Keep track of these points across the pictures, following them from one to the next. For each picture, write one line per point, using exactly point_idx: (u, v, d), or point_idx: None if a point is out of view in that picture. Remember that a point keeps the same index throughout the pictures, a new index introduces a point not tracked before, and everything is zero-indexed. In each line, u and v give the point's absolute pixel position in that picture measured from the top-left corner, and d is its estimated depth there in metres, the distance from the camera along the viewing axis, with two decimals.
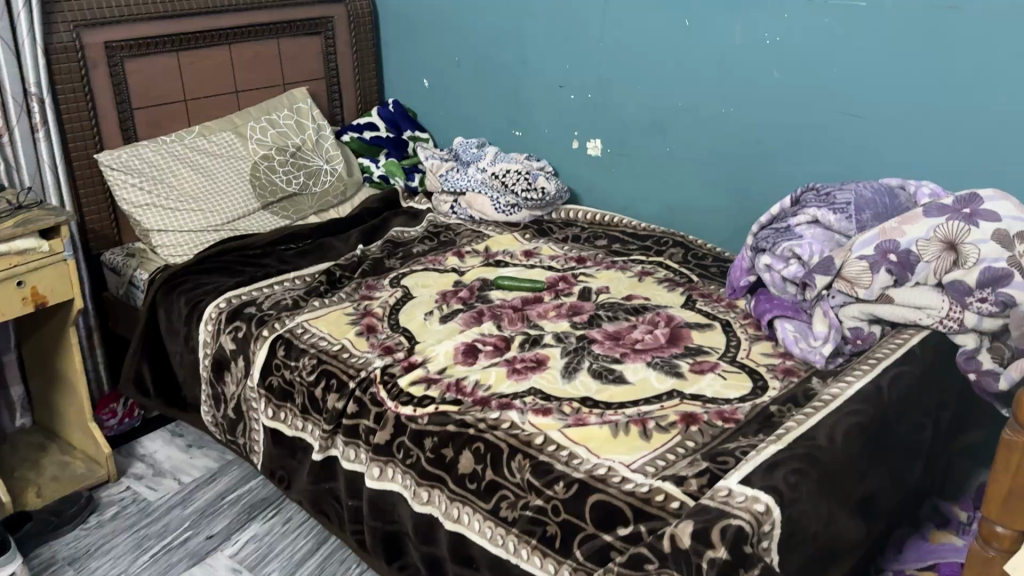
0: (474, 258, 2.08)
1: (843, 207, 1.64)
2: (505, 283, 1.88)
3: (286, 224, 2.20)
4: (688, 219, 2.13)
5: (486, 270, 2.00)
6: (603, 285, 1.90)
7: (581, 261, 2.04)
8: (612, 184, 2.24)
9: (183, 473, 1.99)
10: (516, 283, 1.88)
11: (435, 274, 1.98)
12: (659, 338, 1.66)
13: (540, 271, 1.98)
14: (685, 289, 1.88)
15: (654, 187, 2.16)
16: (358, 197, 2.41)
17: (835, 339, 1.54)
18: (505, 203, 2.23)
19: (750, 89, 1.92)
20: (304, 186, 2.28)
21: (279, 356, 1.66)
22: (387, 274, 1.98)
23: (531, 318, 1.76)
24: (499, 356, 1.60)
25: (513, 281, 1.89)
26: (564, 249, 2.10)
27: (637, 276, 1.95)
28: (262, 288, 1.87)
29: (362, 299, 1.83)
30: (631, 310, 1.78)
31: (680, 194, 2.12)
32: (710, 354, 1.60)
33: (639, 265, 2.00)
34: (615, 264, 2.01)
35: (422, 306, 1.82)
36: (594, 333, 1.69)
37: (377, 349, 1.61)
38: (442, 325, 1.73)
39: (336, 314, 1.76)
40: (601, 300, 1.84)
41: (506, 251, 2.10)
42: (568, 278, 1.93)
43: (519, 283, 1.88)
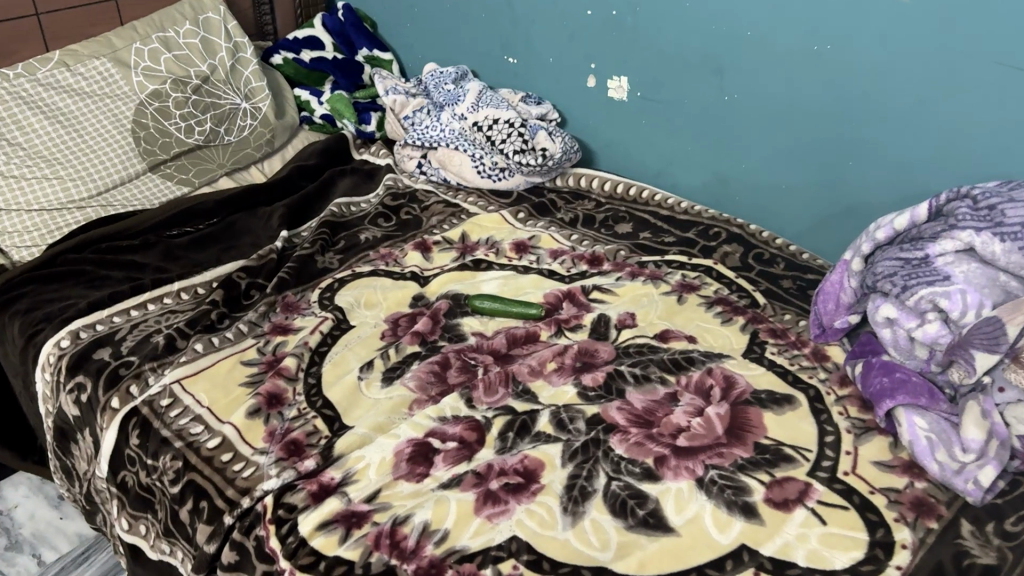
0: (444, 252, 1.48)
1: (1014, 232, 1.03)
2: (483, 302, 1.30)
3: (184, 193, 1.59)
4: (747, 197, 1.52)
5: (460, 275, 1.40)
6: (626, 310, 1.31)
7: (597, 262, 1.44)
8: (640, 140, 1.61)
9: (46, 547, 1.45)
10: (499, 303, 1.30)
11: (386, 283, 1.38)
12: (715, 430, 1.08)
13: (536, 281, 1.39)
14: (747, 320, 1.28)
15: (701, 150, 1.53)
16: (291, 147, 1.80)
17: (999, 460, 0.98)
18: (490, 164, 1.62)
19: (857, 20, 1.26)
20: (213, 135, 1.66)
21: (133, 445, 1.10)
22: (316, 281, 1.39)
23: (518, 378, 1.16)
24: (466, 459, 1.03)
25: (495, 299, 1.31)
26: (571, 239, 1.50)
27: (673, 293, 1.35)
28: (128, 312, 1.29)
29: (272, 335, 1.25)
30: (671, 364, 1.19)
31: (739, 164, 1.50)
32: (794, 465, 1.03)
33: (678, 272, 1.40)
34: (643, 271, 1.41)
35: (359, 348, 1.23)
36: (614, 413, 1.10)
37: (277, 444, 1.04)
38: (382, 392, 1.14)
39: (226, 365, 1.19)
40: (622, 346, 1.23)
41: (490, 241, 1.50)
42: (572, 299, 1.34)
43: (504, 304, 1.30)
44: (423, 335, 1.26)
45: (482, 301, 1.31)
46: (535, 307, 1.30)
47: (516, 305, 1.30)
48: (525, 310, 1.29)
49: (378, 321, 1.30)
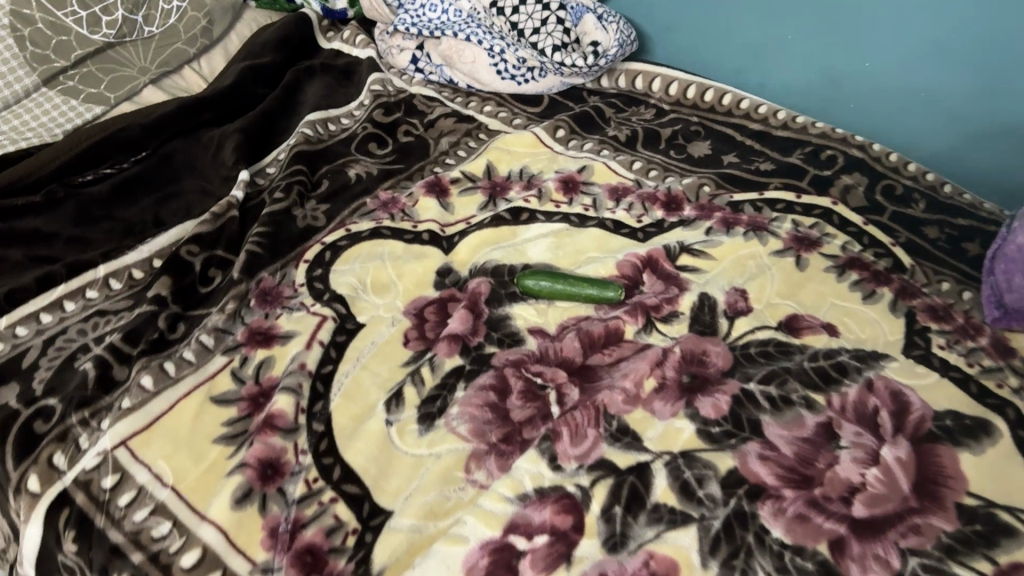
0: (468, 195, 1.10)
1: None
2: (534, 279, 0.94)
3: (98, 112, 1.15)
4: (864, 102, 1.15)
5: (496, 234, 1.03)
6: (733, 286, 0.97)
7: (675, 208, 1.08)
8: (719, 18, 1.21)
9: None
10: (557, 280, 0.94)
11: (398, 253, 1.01)
12: (899, 487, 0.78)
13: (599, 239, 1.03)
14: (896, 295, 0.97)
15: (805, 36, 1.14)
16: (232, 41, 1.31)
17: None
18: (513, 61, 1.23)
19: None
20: (128, 27, 1.20)
21: (69, 551, 0.74)
22: (299, 253, 1.00)
23: (611, 411, 0.83)
24: (566, 560, 0.70)
25: (551, 275, 0.95)
26: (633, 169, 1.14)
27: (789, 256, 1.01)
28: (35, 317, 0.90)
29: (252, 350, 0.88)
30: (816, 377, 0.87)
31: (859, 57, 1.11)
32: (1022, 543, 0.73)
33: (788, 216, 1.06)
34: (740, 219, 1.06)
35: (378, 364, 0.87)
36: (756, 466, 0.79)
37: (286, 555, 0.70)
38: (422, 443, 0.80)
39: (190, 408, 0.82)
40: (740, 348, 0.90)
41: (525, 174, 1.13)
42: (654, 270, 0.99)
43: (565, 282, 0.94)
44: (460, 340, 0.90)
45: (531, 279, 0.95)
46: (609, 286, 0.94)
47: (582, 283, 0.94)
48: (595, 292, 0.93)
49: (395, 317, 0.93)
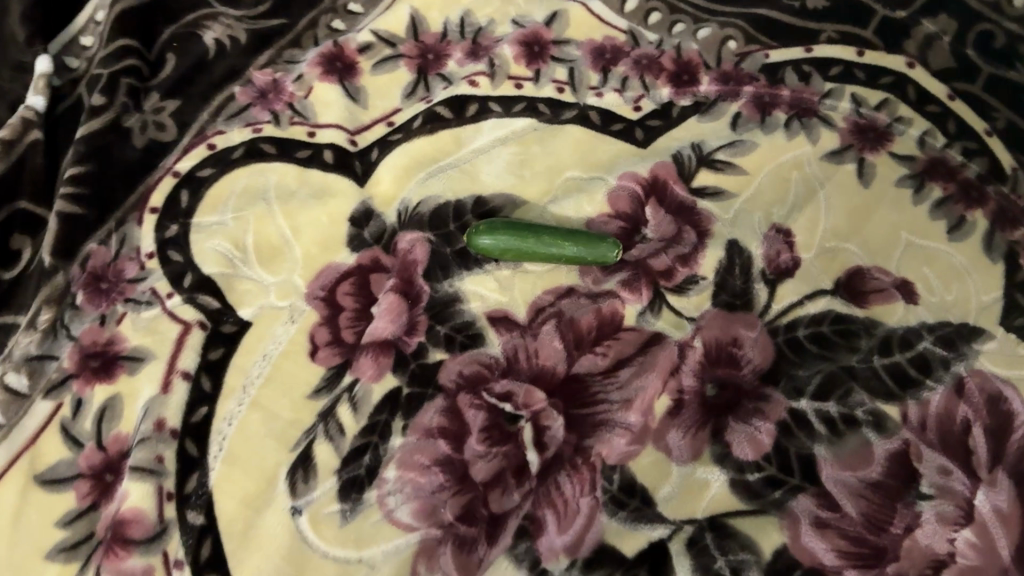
0: (387, 71, 0.75)
1: None
2: (489, 235, 0.65)
3: None
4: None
5: (435, 146, 0.72)
6: (772, 225, 0.69)
7: (686, 81, 0.76)
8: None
9: None
10: (522, 237, 0.65)
11: (290, 190, 0.70)
12: (997, 556, 0.58)
13: (580, 146, 0.72)
14: (993, 223, 0.70)
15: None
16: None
17: None
18: None
19: None
20: None
21: None
22: (142, 197, 0.69)
23: (610, 458, 0.60)
24: None
25: (512, 227, 0.66)
26: (626, 12, 0.78)
27: (847, 161, 0.72)
28: None
29: (86, 389, 0.61)
30: (889, 379, 0.63)
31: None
32: None
33: (846, 87, 0.75)
34: (780, 96, 0.75)
35: (277, 397, 0.61)
36: (811, 538, 0.58)
37: None
38: (347, 541, 0.57)
39: (6, 504, 0.57)
40: (783, 333, 0.65)
41: (468, 27, 0.77)
42: (661, 203, 0.70)
43: (533, 239, 0.65)
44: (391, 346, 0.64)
45: (483, 231, 0.66)
46: (599, 244, 0.66)
47: (559, 240, 0.66)
48: (578, 255, 0.65)
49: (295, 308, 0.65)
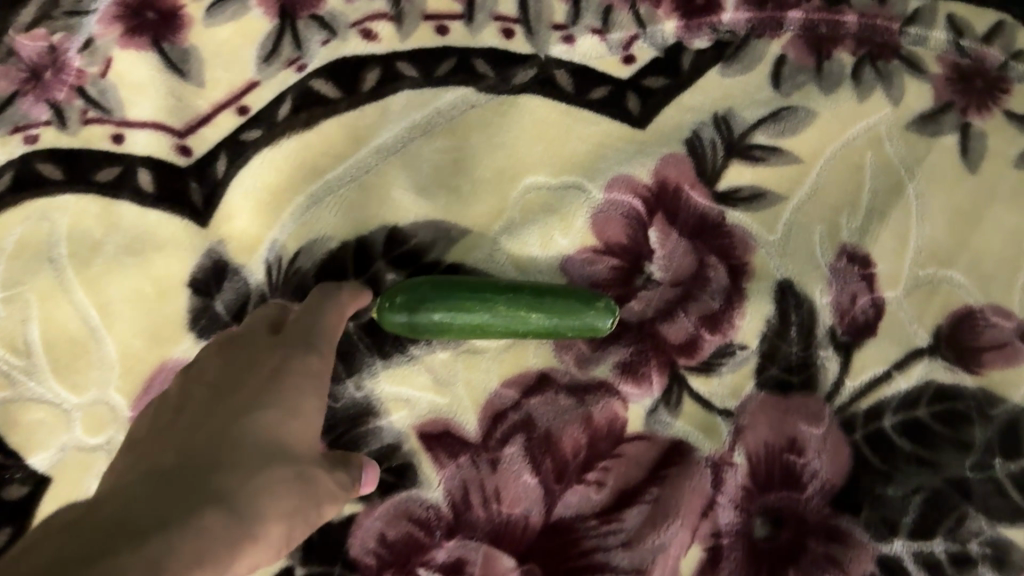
0: (228, 17, 0.46)
1: None
2: (411, 305, 0.41)
3: None
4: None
5: (318, 147, 0.46)
6: (840, 250, 0.46)
7: (701, 7, 0.48)
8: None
9: None
10: (463, 308, 0.41)
11: (92, 239, 0.45)
12: None
13: (544, 131, 0.47)
14: None
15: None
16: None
17: None
18: None
19: None
20: None
21: None
22: None
23: None
24: None
25: (447, 290, 0.41)
26: None
27: (945, 131, 0.48)
28: None
29: None
30: (1016, 493, 0.43)
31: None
32: None
33: (940, 3, 0.49)
34: (844, 25, 0.48)
35: None
36: None
37: None
38: None
39: None
40: (863, 426, 0.44)
41: None
42: (673, 221, 0.46)
43: (477, 312, 0.41)
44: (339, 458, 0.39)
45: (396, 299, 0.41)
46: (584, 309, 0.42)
47: (522, 309, 0.41)
48: (555, 328, 0.42)
49: (238, 340, 0.40)
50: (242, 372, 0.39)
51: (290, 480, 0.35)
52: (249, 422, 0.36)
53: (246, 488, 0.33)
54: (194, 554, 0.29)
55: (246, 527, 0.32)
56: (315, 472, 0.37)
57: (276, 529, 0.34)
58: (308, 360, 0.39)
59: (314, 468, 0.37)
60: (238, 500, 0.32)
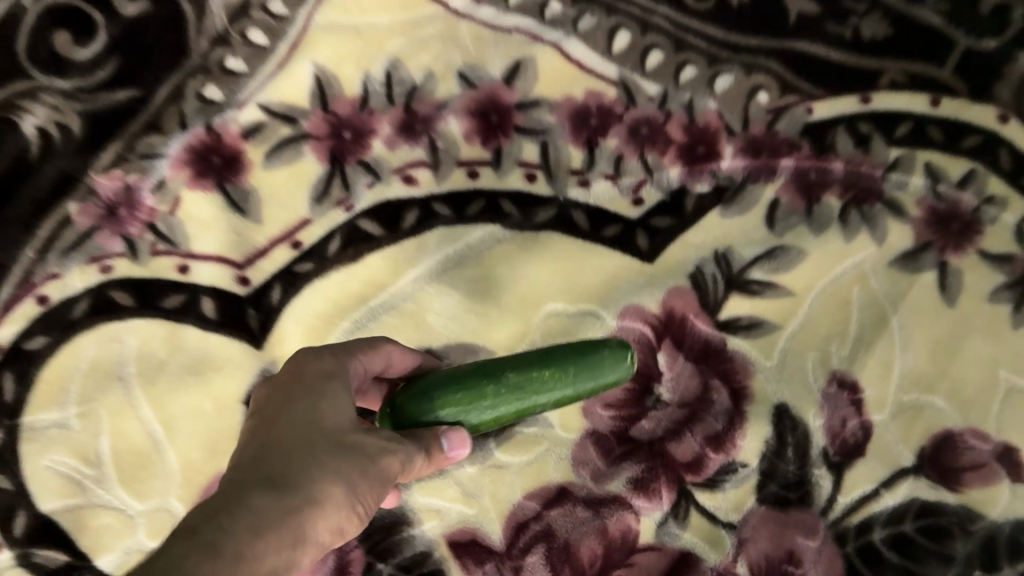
0: (285, 163, 0.52)
1: None
2: (417, 407, 0.39)
3: None
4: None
5: (362, 279, 0.52)
6: (831, 376, 0.51)
7: (702, 156, 0.54)
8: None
9: None
10: (472, 394, 0.39)
11: (157, 360, 0.50)
12: None
13: (564, 265, 0.53)
14: None
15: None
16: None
17: None
18: None
19: None
20: None
21: None
22: None
23: None
24: None
25: (448, 380, 0.40)
26: (615, 53, 0.54)
27: (924, 268, 0.53)
28: None
29: None
30: None
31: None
32: None
33: (917, 153, 0.55)
34: (830, 172, 0.55)
35: None
36: None
37: None
38: None
39: None
40: (855, 539, 0.48)
41: (398, 83, 0.54)
42: (679, 346, 0.51)
43: (486, 389, 0.39)
44: (426, 435, 0.39)
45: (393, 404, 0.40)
46: (597, 350, 0.41)
47: (534, 372, 0.40)
48: (581, 387, 0.40)
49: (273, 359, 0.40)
50: (293, 371, 0.38)
51: (342, 458, 0.35)
52: (293, 417, 0.35)
53: (302, 475, 0.34)
54: (240, 544, 0.30)
55: (297, 502, 0.33)
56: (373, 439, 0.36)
57: (334, 510, 0.34)
58: (320, 366, 0.38)
59: (356, 434, 0.36)
60: (288, 478, 0.33)
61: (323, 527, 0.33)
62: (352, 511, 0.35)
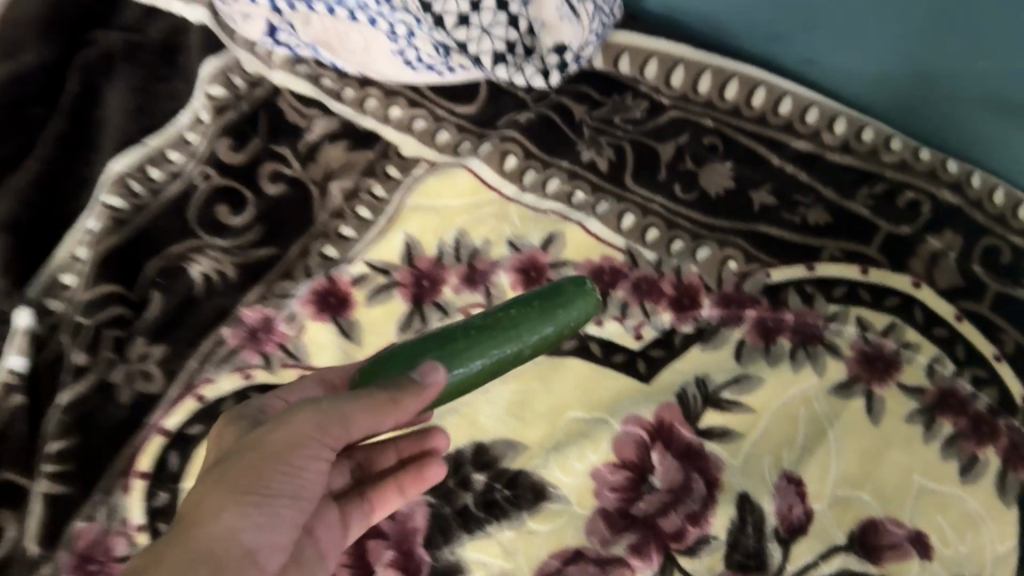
0: (381, 302, 0.72)
1: None
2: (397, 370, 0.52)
3: None
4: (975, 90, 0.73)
5: None
6: (782, 473, 0.67)
7: (687, 305, 0.73)
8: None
9: None
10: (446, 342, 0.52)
11: None
12: None
13: (583, 382, 0.71)
14: (1005, 463, 0.68)
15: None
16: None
17: None
18: (427, 49, 0.78)
19: None
20: None
21: None
22: (128, 463, 0.65)
23: None
24: None
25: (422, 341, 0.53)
26: (623, 229, 0.76)
27: (855, 395, 0.71)
28: None
29: None
30: None
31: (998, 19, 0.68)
32: None
33: (850, 309, 0.74)
34: (783, 320, 0.73)
35: None
36: None
37: None
38: None
39: None
40: None
41: (465, 249, 0.74)
42: (667, 446, 0.68)
43: (455, 338, 0.52)
44: (402, 378, 0.49)
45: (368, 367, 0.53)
46: (560, 292, 0.54)
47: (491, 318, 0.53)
48: (546, 324, 0.53)
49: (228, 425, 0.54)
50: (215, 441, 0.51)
51: (230, 488, 0.47)
52: (202, 475, 0.49)
53: (201, 515, 0.47)
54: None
55: (198, 537, 0.46)
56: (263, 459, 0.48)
57: (246, 521, 0.47)
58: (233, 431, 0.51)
59: (240, 459, 0.48)
60: (193, 521, 0.47)
61: (238, 534, 0.47)
62: (258, 505, 0.48)
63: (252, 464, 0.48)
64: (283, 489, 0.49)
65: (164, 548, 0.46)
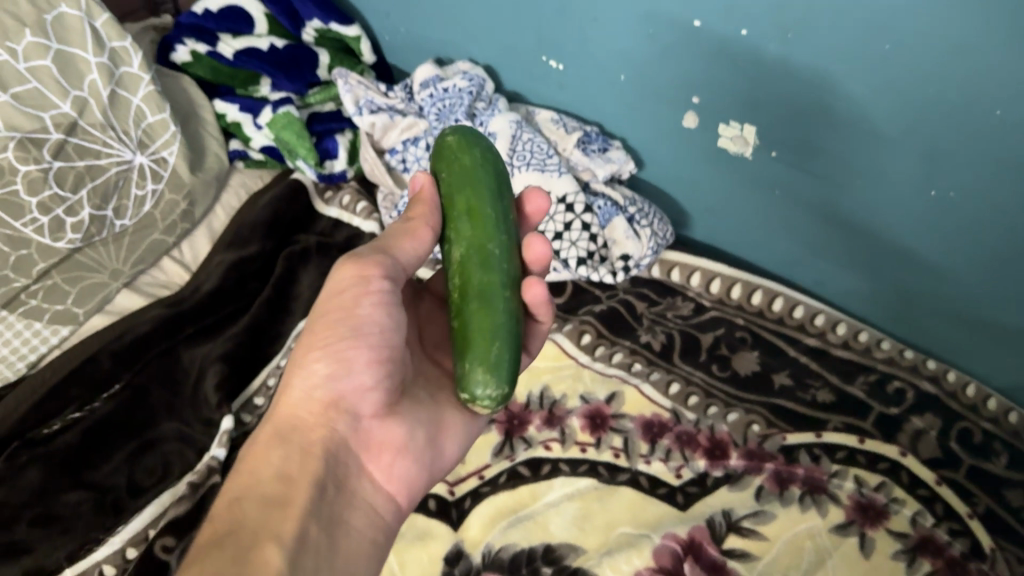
0: (481, 433, 0.97)
1: None
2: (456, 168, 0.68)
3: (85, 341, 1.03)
4: (942, 308, 0.98)
5: (515, 499, 0.91)
6: None
7: (718, 454, 0.94)
8: (781, 198, 1.02)
9: None
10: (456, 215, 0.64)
11: (398, 531, 0.89)
12: None
13: (632, 505, 0.90)
14: None
15: (884, 225, 0.95)
16: (217, 214, 1.21)
17: None
18: None
19: None
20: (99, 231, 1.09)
21: None
22: None
23: None
24: None
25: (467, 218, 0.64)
26: (670, 394, 1.00)
27: (852, 533, 0.86)
28: None
29: None
30: None
31: (954, 266, 0.93)
32: None
33: (849, 469, 0.92)
34: (795, 473, 0.92)
35: None
36: None
37: None
38: None
39: None
40: None
41: (546, 400, 1.00)
42: (697, 559, 0.85)
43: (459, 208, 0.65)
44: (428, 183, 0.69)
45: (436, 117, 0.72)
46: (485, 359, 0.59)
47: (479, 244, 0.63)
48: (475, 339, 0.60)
49: None
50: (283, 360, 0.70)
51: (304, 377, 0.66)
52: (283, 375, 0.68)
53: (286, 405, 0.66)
54: (276, 464, 0.63)
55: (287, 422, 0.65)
56: (316, 337, 0.66)
57: (313, 379, 0.66)
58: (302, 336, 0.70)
59: (304, 350, 0.67)
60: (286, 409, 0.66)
61: (323, 388, 0.66)
62: (328, 367, 0.66)
63: (320, 326, 0.67)
64: (344, 330, 0.66)
65: (274, 439, 0.65)
